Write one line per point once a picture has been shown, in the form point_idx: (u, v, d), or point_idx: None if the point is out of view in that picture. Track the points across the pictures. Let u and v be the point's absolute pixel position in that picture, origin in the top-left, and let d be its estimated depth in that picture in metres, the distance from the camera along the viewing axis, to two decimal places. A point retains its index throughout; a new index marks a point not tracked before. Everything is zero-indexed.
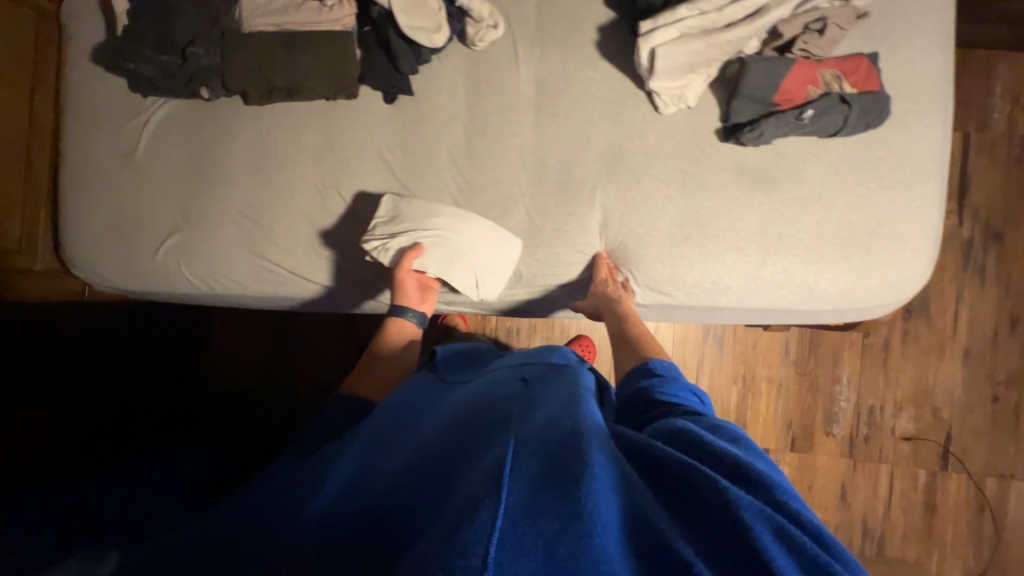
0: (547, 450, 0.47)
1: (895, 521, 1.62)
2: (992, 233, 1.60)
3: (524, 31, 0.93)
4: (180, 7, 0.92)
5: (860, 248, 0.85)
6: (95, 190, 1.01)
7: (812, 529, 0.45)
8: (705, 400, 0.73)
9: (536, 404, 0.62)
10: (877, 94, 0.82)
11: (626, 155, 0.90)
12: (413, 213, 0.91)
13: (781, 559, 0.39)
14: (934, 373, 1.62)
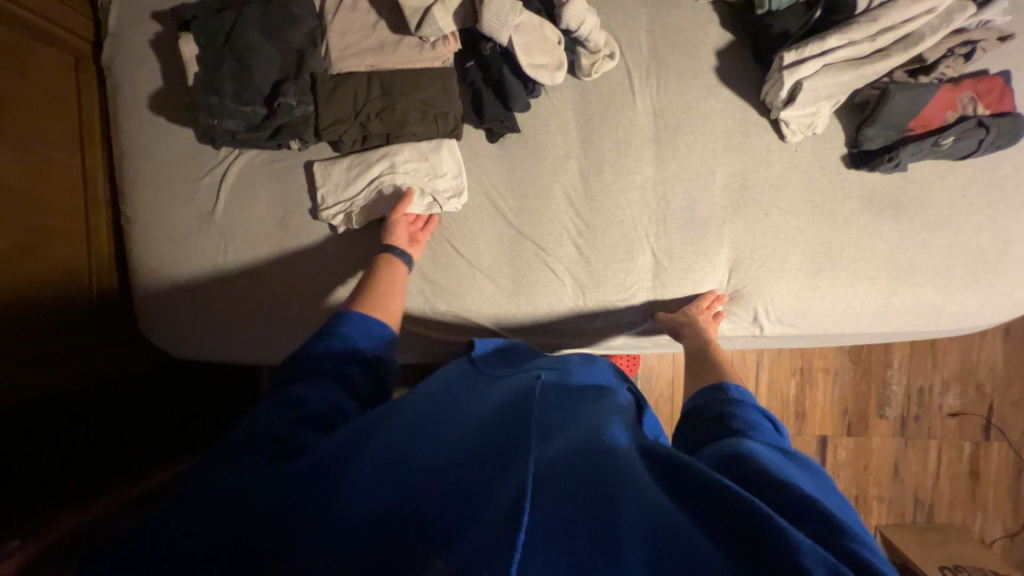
0: (592, 502, 0.41)
1: (944, 491, 1.73)
2: None
3: (638, 59, 0.87)
4: (259, 50, 0.83)
5: (987, 270, 0.87)
6: (171, 255, 0.92)
7: None
8: (780, 428, 0.61)
9: (572, 414, 0.56)
10: (1014, 115, 0.80)
11: (752, 187, 0.88)
12: (353, 170, 0.88)
13: None
14: (977, 350, 1.70)
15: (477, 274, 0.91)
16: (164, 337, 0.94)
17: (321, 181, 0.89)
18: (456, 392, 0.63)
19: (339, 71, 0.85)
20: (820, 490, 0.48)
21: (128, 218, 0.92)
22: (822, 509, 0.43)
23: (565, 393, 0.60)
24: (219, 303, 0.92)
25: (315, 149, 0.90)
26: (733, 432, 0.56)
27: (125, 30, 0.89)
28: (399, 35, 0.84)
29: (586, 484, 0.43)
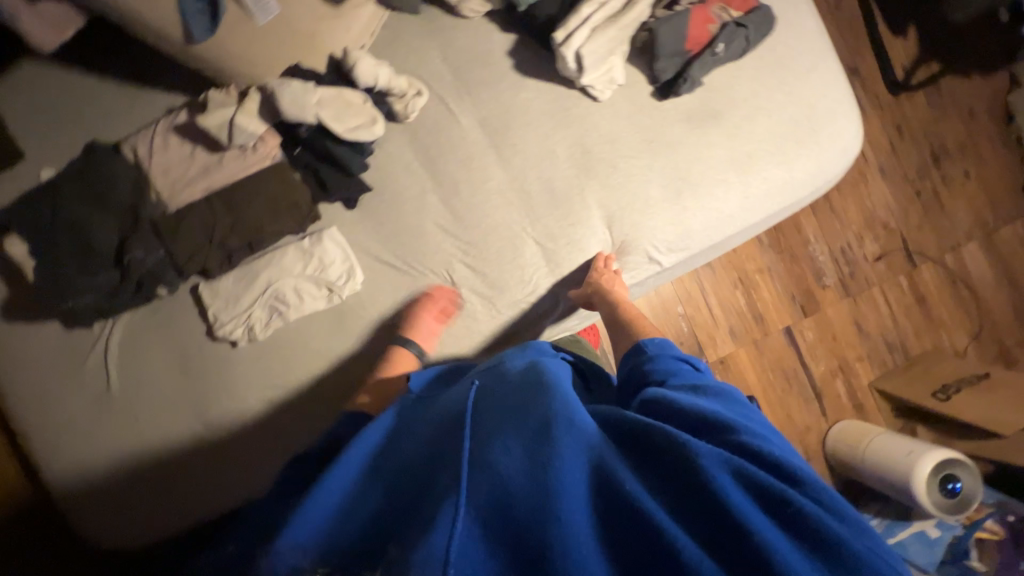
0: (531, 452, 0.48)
1: (906, 326, 1.86)
2: (849, 69, 1.89)
3: (446, 86, 0.94)
4: (92, 220, 0.82)
5: (808, 134, 0.98)
6: (83, 449, 0.87)
7: (770, 462, 0.48)
8: (702, 368, 0.70)
9: (515, 380, 0.61)
10: (759, 8, 0.93)
11: (592, 150, 0.95)
12: (238, 285, 0.87)
13: (736, 498, 0.44)
14: (868, 196, 1.87)
15: (393, 330, 0.92)
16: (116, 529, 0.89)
17: (208, 301, 0.87)
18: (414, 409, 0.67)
19: (174, 207, 0.85)
20: (728, 406, 0.58)
21: (25, 433, 0.87)
22: (721, 419, 0.54)
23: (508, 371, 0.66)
24: (162, 470, 0.89)
25: (186, 286, 0.88)
26: (657, 381, 0.65)
27: None
28: (215, 152, 0.85)
29: (521, 447, 0.49)
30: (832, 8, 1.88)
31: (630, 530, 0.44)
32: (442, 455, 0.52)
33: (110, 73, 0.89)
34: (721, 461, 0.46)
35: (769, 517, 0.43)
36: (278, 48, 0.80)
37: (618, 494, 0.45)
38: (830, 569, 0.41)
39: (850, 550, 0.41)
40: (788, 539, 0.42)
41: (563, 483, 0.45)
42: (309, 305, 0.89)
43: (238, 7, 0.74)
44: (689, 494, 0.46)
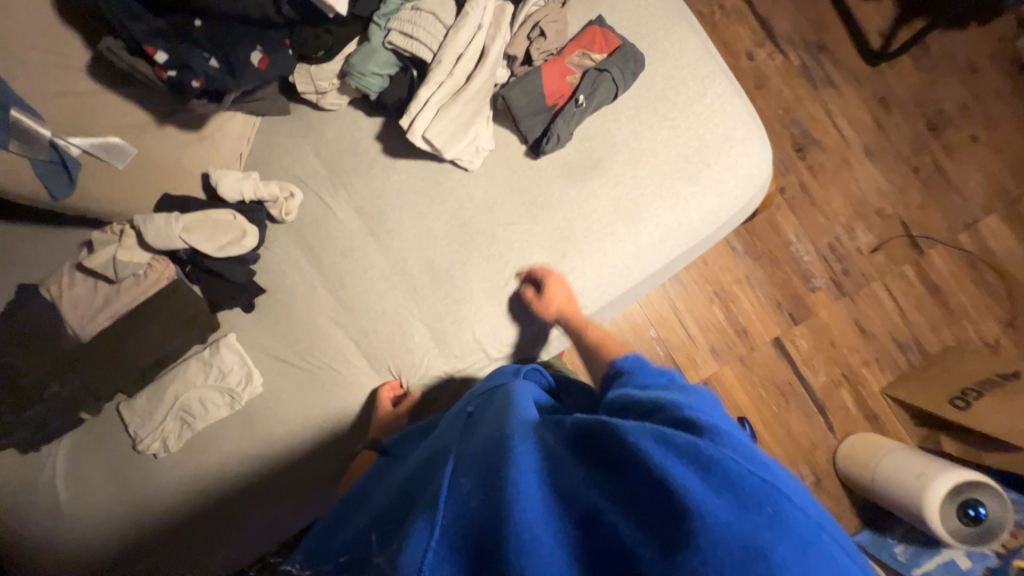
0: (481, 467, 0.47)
1: (919, 321, 1.65)
2: (814, 46, 1.71)
3: (319, 181, 0.96)
4: (14, 359, 0.90)
5: (701, 168, 0.89)
6: (38, 570, 0.94)
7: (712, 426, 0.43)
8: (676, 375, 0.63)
9: (480, 416, 0.61)
10: (623, 47, 0.87)
11: (469, 222, 0.93)
12: (154, 400, 0.93)
13: (670, 466, 0.39)
14: (855, 182, 1.68)
15: (298, 425, 0.95)
16: None
17: (131, 418, 0.94)
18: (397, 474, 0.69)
19: (87, 338, 0.92)
20: (687, 389, 0.53)
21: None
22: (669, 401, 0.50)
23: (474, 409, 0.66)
24: (126, 572, 0.93)
25: (112, 406, 0.96)
26: (627, 380, 0.62)
27: None
28: (113, 284, 0.91)
29: (472, 454, 0.50)
30: None
31: (577, 524, 0.40)
32: (418, 496, 0.56)
33: (32, 219, 0.99)
34: (651, 433, 0.42)
35: (688, 460, 0.39)
36: (147, 183, 0.86)
37: (564, 492, 0.42)
38: (773, 523, 0.36)
39: (755, 488, 0.37)
40: (710, 481, 0.38)
41: (507, 466, 0.45)
42: (220, 411, 0.93)
43: (93, 158, 0.79)
44: (621, 472, 0.42)
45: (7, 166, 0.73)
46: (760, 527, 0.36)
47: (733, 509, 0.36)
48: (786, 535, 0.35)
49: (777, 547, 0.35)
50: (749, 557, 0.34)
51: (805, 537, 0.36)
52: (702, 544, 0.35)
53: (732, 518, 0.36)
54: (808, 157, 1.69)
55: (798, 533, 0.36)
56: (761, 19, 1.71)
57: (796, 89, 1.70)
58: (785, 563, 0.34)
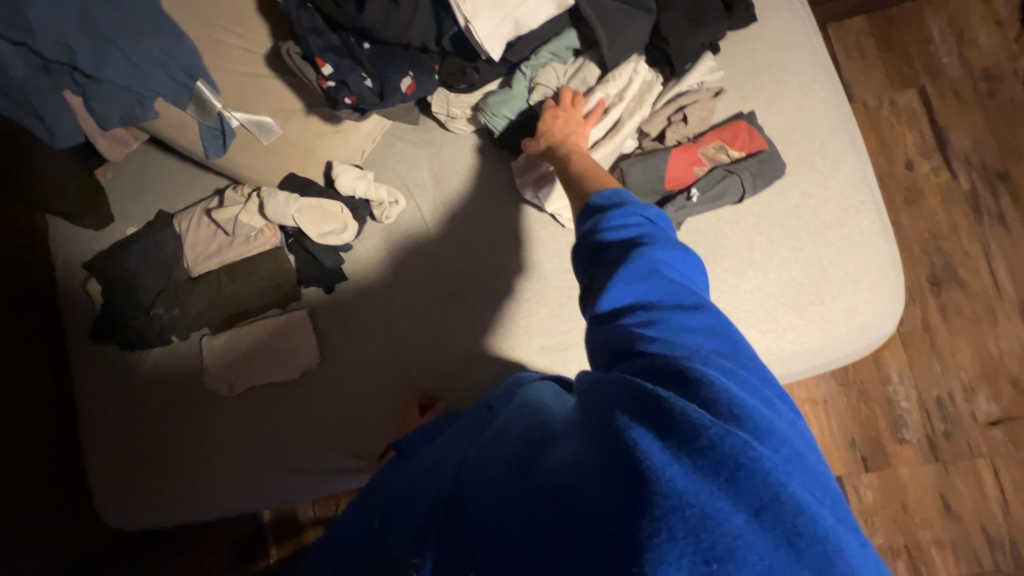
0: (476, 464, 0.51)
1: (1022, 522, 1.38)
2: (993, 174, 1.47)
3: (423, 195, 1.00)
4: (141, 274, 1.06)
5: (811, 302, 0.81)
6: (105, 452, 1.09)
7: (691, 389, 0.43)
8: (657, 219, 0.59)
9: (488, 419, 0.63)
10: (766, 153, 0.81)
11: (549, 276, 0.95)
12: (229, 345, 1.04)
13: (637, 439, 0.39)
14: (994, 340, 1.44)
15: (339, 407, 1.01)
16: (146, 511, 1.07)
17: (206, 354, 1.04)
18: (410, 454, 0.73)
19: (196, 275, 1.05)
20: (675, 312, 0.50)
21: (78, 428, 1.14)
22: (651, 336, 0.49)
23: (487, 408, 0.68)
24: (180, 472, 1.06)
25: (193, 338, 1.07)
26: (601, 247, 0.57)
27: (61, 278, 1.16)
28: (228, 235, 1.02)
29: (466, 461, 0.53)
30: (979, 95, 1.49)
31: (547, 497, 0.42)
32: (417, 487, 0.57)
33: (186, 158, 1.13)
34: (618, 401, 0.43)
35: (657, 430, 0.40)
36: (280, 161, 0.95)
37: (539, 478, 0.44)
38: (739, 489, 0.35)
39: (717, 455, 0.37)
40: (676, 449, 0.38)
41: (495, 473, 0.47)
42: (279, 374, 1.02)
43: (245, 131, 0.88)
44: (592, 445, 0.43)
45: (183, 123, 0.86)
46: (720, 493, 0.35)
47: (692, 477, 0.36)
48: (747, 500, 0.35)
49: (734, 515, 0.34)
50: (705, 522, 0.34)
51: (761, 498, 0.35)
52: (658, 510, 0.35)
53: (690, 482, 0.36)
54: (944, 295, 1.47)
55: (757, 494, 0.35)
56: (937, 128, 1.50)
57: (954, 216, 1.48)
58: (742, 527, 0.34)
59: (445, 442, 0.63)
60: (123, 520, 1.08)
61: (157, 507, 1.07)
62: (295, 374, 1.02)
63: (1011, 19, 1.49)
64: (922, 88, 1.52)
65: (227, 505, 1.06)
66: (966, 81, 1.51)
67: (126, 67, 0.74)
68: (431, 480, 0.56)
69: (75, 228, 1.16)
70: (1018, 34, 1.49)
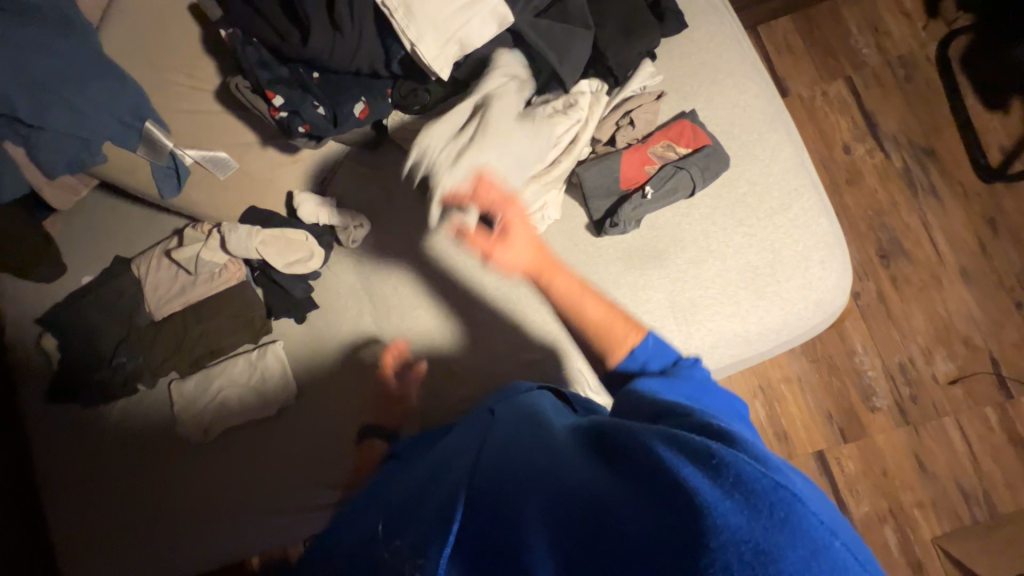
0: (497, 477, 0.51)
1: (992, 473, 1.46)
2: (921, 151, 1.59)
3: (388, 216, 1.00)
4: (101, 324, 1.02)
5: (768, 282, 0.85)
6: (76, 514, 1.03)
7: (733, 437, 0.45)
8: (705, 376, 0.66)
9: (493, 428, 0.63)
10: (710, 147, 0.86)
11: (521, 284, 0.95)
12: (199, 388, 1.01)
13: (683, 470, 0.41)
14: (943, 304, 1.53)
15: (321, 437, 0.99)
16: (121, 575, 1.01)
17: (176, 399, 1.01)
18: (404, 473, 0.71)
19: (159, 318, 1.01)
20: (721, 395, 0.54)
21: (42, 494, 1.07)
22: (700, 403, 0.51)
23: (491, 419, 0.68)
24: (157, 529, 1.01)
25: (161, 385, 1.03)
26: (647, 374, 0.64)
27: (16, 337, 1.11)
28: (191, 275, 1.00)
29: (484, 471, 0.53)
30: (899, 81, 1.62)
31: (583, 515, 0.42)
32: (422, 500, 0.57)
33: (142, 201, 1.11)
34: (661, 438, 0.45)
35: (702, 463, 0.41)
36: (239, 195, 0.94)
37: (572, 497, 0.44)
38: (790, 529, 0.36)
39: (764, 493, 0.37)
40: (724, 482, 0.39)
41: (526, 492, 0.48)
42: (255, 413, 0.99)
43: (200, 168, 0.87)
44: (634, 477, 0.44)
45: (134, 165, 0.84)
46: (774, 531, 0.35)
47: (743, 515, 0.36)
48: (799, 539, 0.35)
49: (787, 553, 0.34)
50: (761, 562, 0.34)
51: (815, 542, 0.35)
52: (710, 545, 0.35)
53: (741, 520, 0.36)
54: (893, 266, 1.56)
55: (810, 535, 0.35)
56: (866, 114, 1.62)
57: (892, 193, 1.59)
58: (796, 566, 0.34)
59: (454, 455, 0.63)
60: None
61: (134, 569, 1.01)
62: (271, 408, 0.99)
63: (919, 11, 1.63)
64: (848, 78, 1.64)
65: (209, 557, 1.01)
66: (886, 68, 1.64)
67: (67, 113, 0.73)
68: (441, 488, 0.55)
69: (28, 283, 1.12)
70: (926, 24, 1.62)
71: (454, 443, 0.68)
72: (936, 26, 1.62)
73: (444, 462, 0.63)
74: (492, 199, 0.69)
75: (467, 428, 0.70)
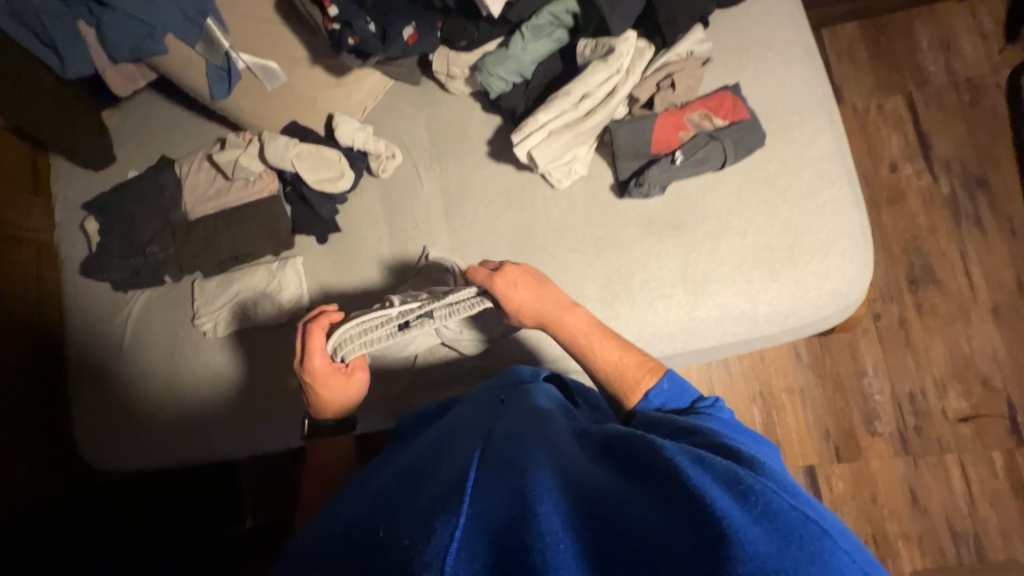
0: (511, 457, 0.51)
1: (987, 519, 1.41)
2: (973, 180, 1.52)
3: (419, 151, 1.03)
4: (137, 214, 1.08)
5: (785, 266, 0.84)
6: (91, 393, 1.13)
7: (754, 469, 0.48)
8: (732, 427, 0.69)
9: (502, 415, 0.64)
10: (747, 121, 0.85)
11: (536, 234, 0.95)
12: (217, 290, 1.06)
13: (713, 490, 0.43)
14: (967, 339, 1.48)
15: None
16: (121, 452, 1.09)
17: (197, 296, 1.07)
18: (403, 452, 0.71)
19: (192, 218, 1.07)
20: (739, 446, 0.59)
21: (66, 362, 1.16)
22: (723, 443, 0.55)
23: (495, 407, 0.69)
24: (158, 415, 1.09)
25: (185, 281, 1.10)
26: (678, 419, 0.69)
27: (65, 218, 1.20)
28: (228, 180, 1.05)
29: (499, 448, 0.53)
30: (962, 104, 1.55)
31: (610, 513, 0.43)
32: (421, 481, 0.54)
33: (192, 108, 1.16)
34: (687, 456, 0.48)
35: (732, 490, 0.43)
36: (283, 107, 0.97)
37: (594, 494, 0.46)
38: (816, 561, 0.38)
39: (795, 525, 0.40)
40: (753, 511, 0.41)
41: (542, 469, 0.48)
42: (266, 322, 1.04)
43: (250, 74, 0.91)
44: (658, 486, 0.46)
45: (190, 61, 0.88)
46: (801, 560, 0.38)
47: (772, 540, 0.39)
48: (826, 572, 0.38)
49: None
50: None
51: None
52: (743, 567, 0.37)
53: (770, 545, 0.39)
54: (921, 293, 1.51)
55: (836, 571, 0.38)
56: (921, 133, 1.56)
57: (934, 218, 1.53)
58: None
59: (455, 442, 0.61)
60: (98, 458, 1.10)
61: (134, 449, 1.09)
62: (281, 319, 1.03)
63: (996, 34, 1.55)
64: (908, 94, 1.58)
65: (197, 450, 1.07)
66: (950, 89, 1.56)
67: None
68: (443, 472, 0.53)
69: (80, 170, 1.19)
70: (1002, 49, 1.54)
71: (459, 423, 0.68)
72: (1011, 52, 1.54)
73: (449, 442, 0.63)
74: (484, 281, 0.83)
75: (472, 410, 0.72)
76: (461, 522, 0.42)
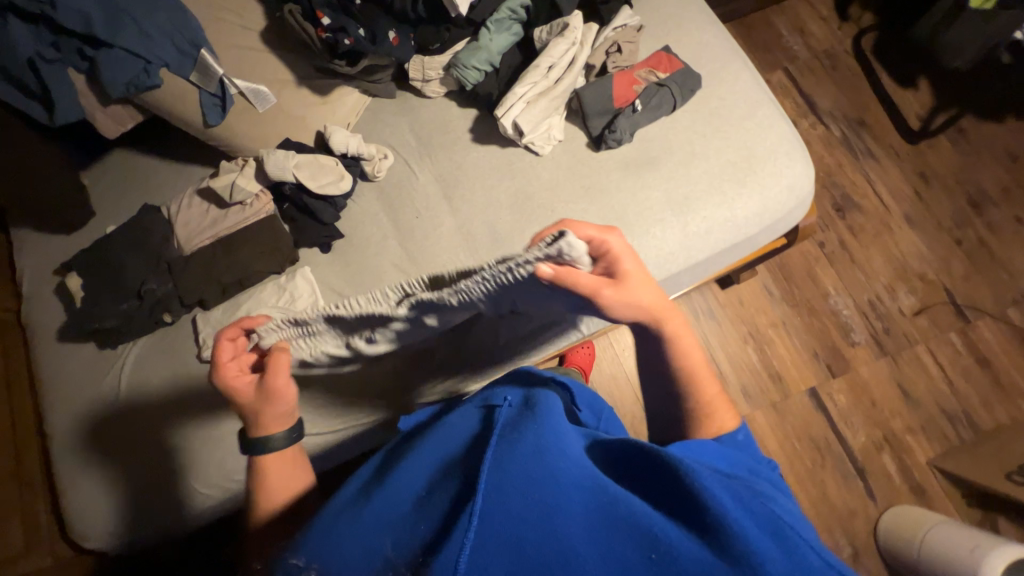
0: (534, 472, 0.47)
1: (968, 394, 1.57)
2: (855, 122, 1.85)
3: (408, 150, 1.11)
4: (124, 260, 1.05)
5: (748, 175, 0.99)
6: (79, 464, 1.01)
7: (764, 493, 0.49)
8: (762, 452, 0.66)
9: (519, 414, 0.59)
10: (683, 69, 1.03)
11: (533, 197, 1.05)
12: (224, 316, 1.03)
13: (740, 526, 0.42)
14: (896, 246, 1.72)
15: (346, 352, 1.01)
16: (124, 520, 0.98)
17: (202, 328, 1.04)
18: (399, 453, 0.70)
19: (187, 252, 1.07)
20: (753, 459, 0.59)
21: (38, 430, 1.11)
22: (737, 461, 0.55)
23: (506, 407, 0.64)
24: (163, 469, 0.99)
25: (186, 318, 1.07)
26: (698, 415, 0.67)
27: (34, 288, 1.13)
28: (223, 208, 1.07)
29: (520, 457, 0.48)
30: (827, 69, 1.92)
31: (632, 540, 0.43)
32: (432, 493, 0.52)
33: (167, 156, 1.18)
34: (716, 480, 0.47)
35: (771, 541, 0.43)
36: (274, 127, 1.03)
37: (618, 514, 0.44)
38: None
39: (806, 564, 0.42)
40: (783, 564, 0.41)
41: (567, 495, 0.45)
42: None
43: (242, 98, 0.97)
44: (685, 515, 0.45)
45: (183, 92, 0.93)
46: None
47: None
48: None
49: None
50: None
51: None
52: None
53: None
54: (848, 218, 1.76)
55: None
56: (805, 95, 1.90)
57: (837, 157, 1.83)
58: None
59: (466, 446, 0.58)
60: (97, 534, 0.99)
61: (137, 514, 0.98)
62: None
63: (832, 15, 1.97)
64: (785, 69, 1.93)
65: (212, 496, 0.99)
66: (814, 60, 1.94)
67: (136, 34, 0.86)
68: (457, 481, 0.51)
69: (49, 236, 1.15)
70: (840, 24, 1.95)
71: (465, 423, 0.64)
72: (848, 26, 1.95)
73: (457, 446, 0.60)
74: (594, 242, 0.58)
75: (478, 412, 0.67)
76: (474, 533, 0.42)
